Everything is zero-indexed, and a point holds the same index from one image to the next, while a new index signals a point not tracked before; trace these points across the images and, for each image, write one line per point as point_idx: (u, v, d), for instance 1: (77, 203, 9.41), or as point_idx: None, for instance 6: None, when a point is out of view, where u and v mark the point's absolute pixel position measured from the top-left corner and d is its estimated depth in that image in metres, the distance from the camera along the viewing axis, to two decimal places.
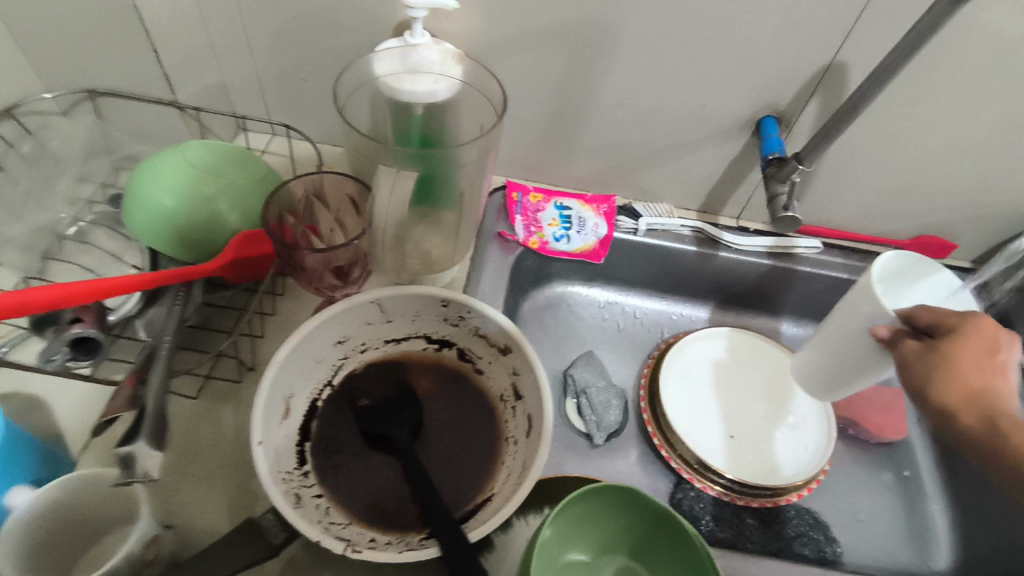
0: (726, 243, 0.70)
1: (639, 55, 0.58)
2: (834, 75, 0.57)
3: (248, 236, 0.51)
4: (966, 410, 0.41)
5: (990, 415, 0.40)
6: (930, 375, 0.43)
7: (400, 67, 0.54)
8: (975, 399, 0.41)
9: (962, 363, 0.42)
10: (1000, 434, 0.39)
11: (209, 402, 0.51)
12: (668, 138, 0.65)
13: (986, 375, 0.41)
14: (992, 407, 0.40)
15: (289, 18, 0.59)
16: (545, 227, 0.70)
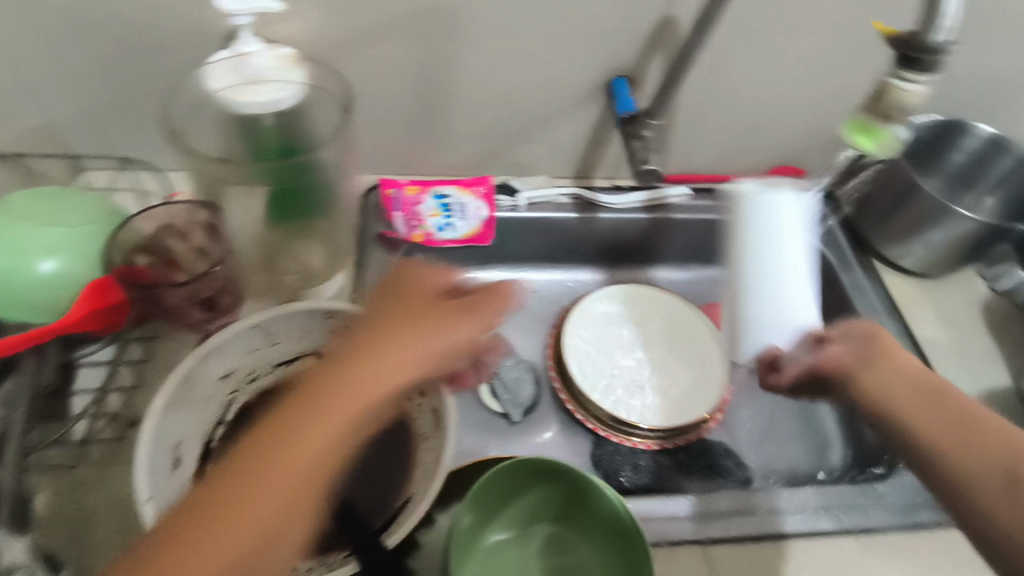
0: (603, 205, 0.73)
1: (485, 32, 0.58)
2: (668, 30, 0.60)
3: (95, 286, 0.47)
4: (894, 404, 0.45)
5: (926, 419, 0.44)
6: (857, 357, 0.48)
7: (239, 79, 0.50)
8: (921, 408, 0.44)
9: (867, 351, 0.48)
10: (984, 444, 0.41)
11: (91, 470, 0.47)
12: (529, 113, 0.66)
13: (905, 378, 0.46)
14: (931, 408, 0.44)
15: (104, 40, 0.54)
16: (426, 219, 0.69)
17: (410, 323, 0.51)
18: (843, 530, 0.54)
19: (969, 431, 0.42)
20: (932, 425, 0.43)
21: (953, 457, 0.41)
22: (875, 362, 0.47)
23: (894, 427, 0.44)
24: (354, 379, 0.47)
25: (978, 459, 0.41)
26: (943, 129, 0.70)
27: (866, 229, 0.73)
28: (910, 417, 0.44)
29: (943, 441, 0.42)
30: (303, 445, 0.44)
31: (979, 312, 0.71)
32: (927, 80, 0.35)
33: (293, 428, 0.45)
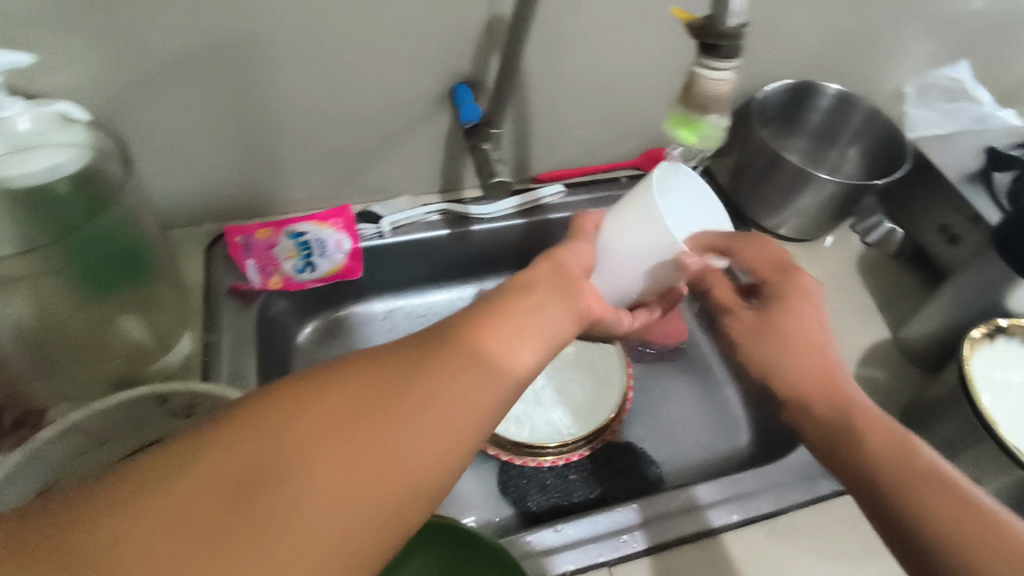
0: (476, 217, 0.69)
1: (300, 55, 0.53)
2: (500, 28, 0.56)
3: None
4: (865, 441, 0.39)
5: (883, 454, 0.38)
6: (772, 339, 0.44)
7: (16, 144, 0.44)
8: (890, 462, 0.38)
9: (783, 338, 0.43)
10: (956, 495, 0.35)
11: None
12: (375, 132, 0.62)
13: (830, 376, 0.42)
14: (907, 466, 0.37)
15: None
16: (283, 262, 0.63)
17: (525, 299, 0.36)
18: (754, 520, 0.52)
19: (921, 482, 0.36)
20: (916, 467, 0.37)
21: (939, 548, 0.34)
22: (800, 329, 0.43)
23: (864, 469, 0.38)
24: (546, 292, 0.38)
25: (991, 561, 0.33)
26: (795, 93, 0.70)
27: (742, 202, 0.73)
28: (884, 460, 0.38)
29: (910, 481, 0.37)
30: (443, 406, 0.29)
31: (856, 268, 0.72)
32: (729, 66, 0.34)
33: (436, 373, 0.30)
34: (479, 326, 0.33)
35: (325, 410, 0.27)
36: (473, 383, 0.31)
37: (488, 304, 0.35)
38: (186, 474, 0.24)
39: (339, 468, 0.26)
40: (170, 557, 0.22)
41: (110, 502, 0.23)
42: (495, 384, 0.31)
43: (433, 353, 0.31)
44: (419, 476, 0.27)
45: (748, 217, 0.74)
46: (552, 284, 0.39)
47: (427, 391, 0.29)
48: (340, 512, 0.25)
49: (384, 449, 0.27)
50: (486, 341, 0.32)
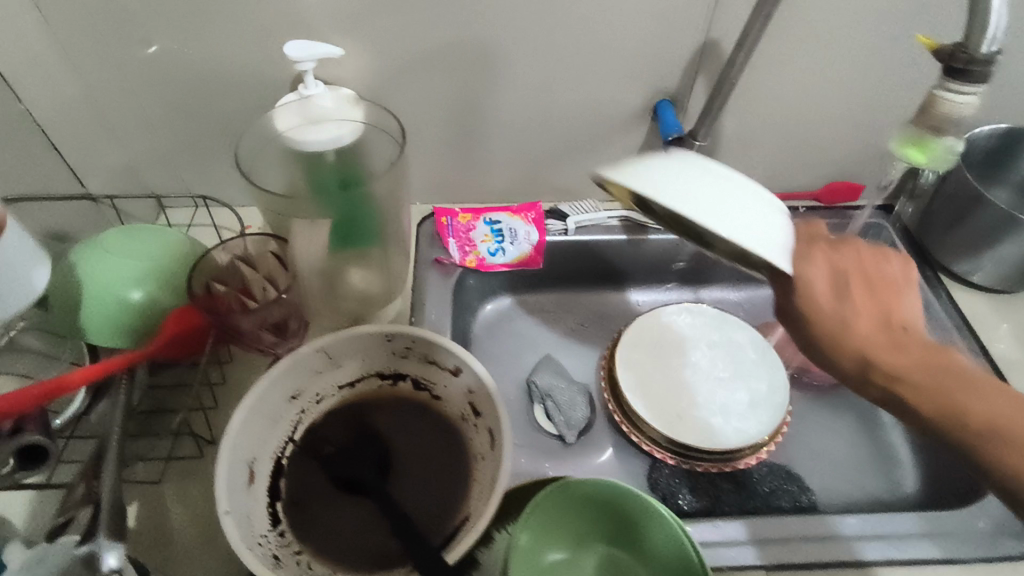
0: (653, 226, 0.73)
1: (528, 62, 0.61)
2: (710, 53, 0.61)
3: (181, 311, 0.52)
4: (920, 399, 0.39)
5: (949, 387, 0.39)
6: (832, 277, 0.40)
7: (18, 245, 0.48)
8: (991, 396, 0.38)
9: (869, 288, 0.40)
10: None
11: (176, 485, 0.51)
12: (575, 138, 0.68)
13: (885, 317, 0.40)
14: (999, 404, 0.37)
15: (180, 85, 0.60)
16: (479, 244, 0.72)
17: None
18: (922, 564, 0.51)
19: (1004, 433, 0.36)
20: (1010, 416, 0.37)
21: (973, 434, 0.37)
22: (824, 264, 0.41)
23: (889, 403, 0.40)
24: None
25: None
26: (1008, 139, 0.67)
27: (930, 245, 0.71)
28: (936, 390, 0.39)
29: (959, 419, 0.38)
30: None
31: None
32: (975, 89, 0.37)
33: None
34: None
35: None
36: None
37: None
38: None
39: None
40: None
41: None
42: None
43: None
44: None
45: (937, 261, 0.71)
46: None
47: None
48: None
49: None
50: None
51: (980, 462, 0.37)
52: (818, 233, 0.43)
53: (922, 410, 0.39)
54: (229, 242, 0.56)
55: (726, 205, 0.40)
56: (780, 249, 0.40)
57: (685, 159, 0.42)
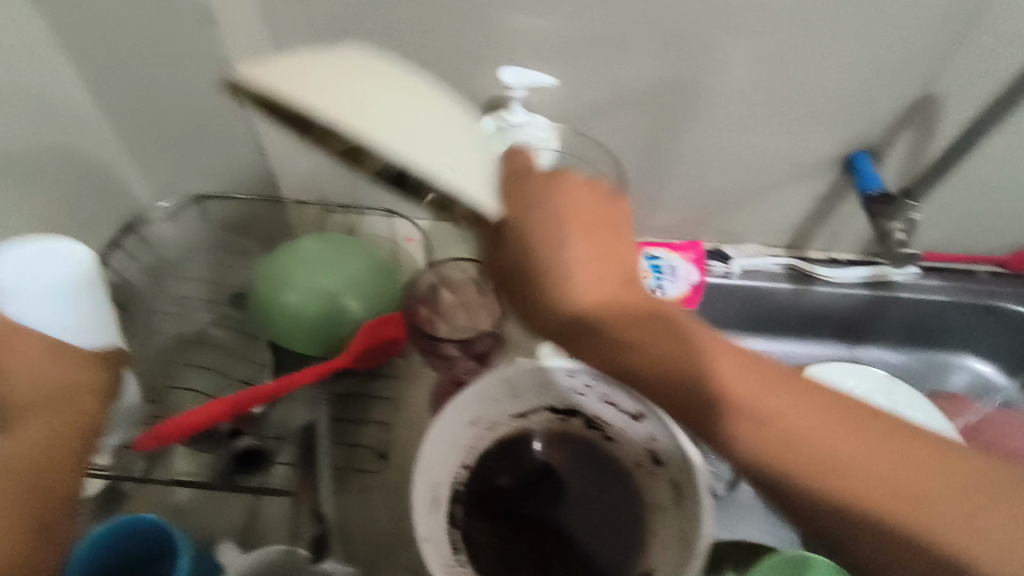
0: (820, 277, 0.70)
1: (727, 104, 0.59)
2: (924, 109, 0.58)
3: (377, 321, 0.52)
4: (800, 422, 0.35)
5: (782, 429, 0.35)
6: (595, 244, 0.40)
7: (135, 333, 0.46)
8: (904, 457, 0.34)
9: (617, 263, 0.41)
10: (974, 492, 0.33)
11: (356, 496, 0.51)
12: (753, 183, 0.66)
13: (653, 320, 0.39)
14: (943, 453, 0.34)
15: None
16: (638, 278, 0.70)
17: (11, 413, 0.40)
18: None
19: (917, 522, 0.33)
20: (923, 473, 0.34)
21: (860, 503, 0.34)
22: (600, 215, 0.41)
23: (778, 445, 0.35)
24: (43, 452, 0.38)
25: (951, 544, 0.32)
26: None
27: None
28: (767, 407, 0.36)
29: (813, 458, 0.35)
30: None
31: None
32: None
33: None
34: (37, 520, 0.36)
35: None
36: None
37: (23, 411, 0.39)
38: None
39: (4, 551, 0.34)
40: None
41: None
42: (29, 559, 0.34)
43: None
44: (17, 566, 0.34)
45: None
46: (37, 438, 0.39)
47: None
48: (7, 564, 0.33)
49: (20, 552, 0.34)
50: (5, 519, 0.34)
51: (844, 507, 0.34)
52: (524, 163, 0.42)
53: (795, 462, 0.35)
54: (440, 266, 0.55)
55: (411, 127, 0.35)
56: (484, 180, 0.38)
57: (362, 65, 0.37)
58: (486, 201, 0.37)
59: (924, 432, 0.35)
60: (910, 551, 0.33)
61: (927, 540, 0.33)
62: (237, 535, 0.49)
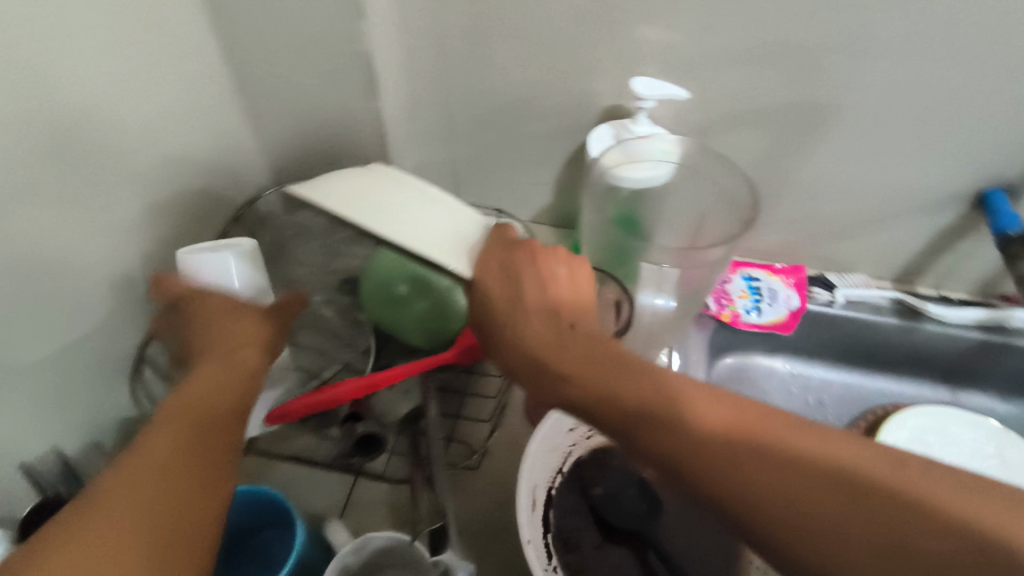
0: (931, 316, 0.66)
1: (858, 128, 0.57)
2: None
3: None
4: (714, 426, 0.31)
5: (752, 427, 0.30)
6: (500, 275, 0.44)
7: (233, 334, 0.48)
8: (892, 471, 0.27)
9: (508, 284, 0.43)
10: (989, 505, 0.26)
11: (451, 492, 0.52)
12: (871, 211, 0.64)
13: (596, 351, 0.37)
14: (857, 470, 0.28)
15: (495, 104, 0.61)
16: (735, 299, 0.70)
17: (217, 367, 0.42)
18: None
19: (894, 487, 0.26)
20: (931, 486, 0.26)
21: (841, 473, 0.27)
22: (578, 284, 0.44)
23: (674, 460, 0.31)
24: (212, 387, 0.39)
25: (951, 506, 0.26)
26: None
27: None
28: (604, 386, 0.35)
29: (790, 465, 0.28)
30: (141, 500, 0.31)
31: None
32: None
33: (93, 523, 0.29)
34: (193, 442, 0.35)
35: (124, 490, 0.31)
36: (142, 508, 0.30)
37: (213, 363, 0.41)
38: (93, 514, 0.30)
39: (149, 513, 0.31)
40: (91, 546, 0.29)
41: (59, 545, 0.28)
42: (180, 474, 0.33)
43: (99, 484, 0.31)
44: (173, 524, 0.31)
45: None
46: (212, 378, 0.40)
47: (114, 542, 0.29)
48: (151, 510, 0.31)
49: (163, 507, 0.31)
50: (162, 437, 0.34)
51: (826, 549, 0.26)
52: (506, 237, 0.46)
53: (761, 439, 0.30)
54: None
55: (420, 219, 0.46)
56: (450, 249, 0.46)
57: (400, 180, 0.49)
58: (457, 262, 0.45)
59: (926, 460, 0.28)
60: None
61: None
62: (340, 514, 0.51)
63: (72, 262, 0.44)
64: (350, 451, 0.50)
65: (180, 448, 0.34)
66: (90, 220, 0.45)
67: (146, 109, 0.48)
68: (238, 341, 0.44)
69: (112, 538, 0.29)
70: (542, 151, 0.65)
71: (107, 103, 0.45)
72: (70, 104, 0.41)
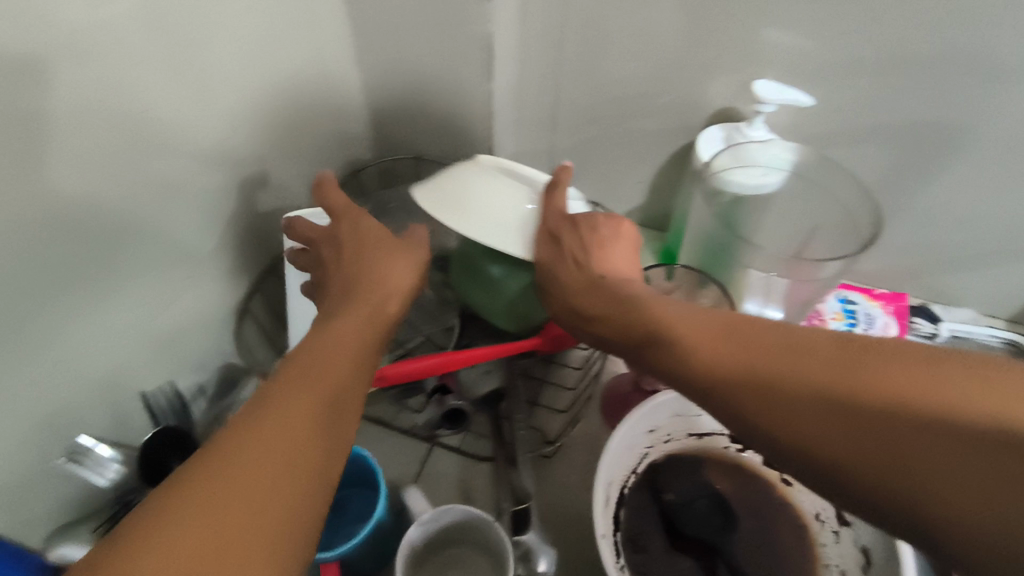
0: None
1: (993, 155, 0.54)
2: None
3: None
4: (727, 358, 0.34)
5: (752, 351, 0.33)
6: (549, 239, 0.47)
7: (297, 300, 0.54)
8: (881, 370, 0.29)
9: (554, 249, 0.46)
10: (975, 387, 0.27)
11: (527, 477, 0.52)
12: (992, 245, 0.60)
13: (627, 294, 0.42)
14: (856, 374, 0.30)
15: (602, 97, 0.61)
16: (827, 320, 0.65)
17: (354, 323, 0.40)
18: None
19: (890, 387, 0.28)
20: (931, 383, 0.28)
21: (841, 383, 0.30)
22: (621, 243, 0.49)
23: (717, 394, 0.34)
24: (352, 352, 0.38)
25: (943, 396, 0.27)
26: None
27: None
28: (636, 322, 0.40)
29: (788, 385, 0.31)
30: (286, 458, 0.29)
31: None
32: None
33: (242, 471, 0.28)
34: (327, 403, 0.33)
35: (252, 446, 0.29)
36: (283, 468, 0.29)
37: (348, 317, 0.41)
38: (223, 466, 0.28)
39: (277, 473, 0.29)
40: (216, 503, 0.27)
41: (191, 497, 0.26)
42: (320, 439, 0.31)
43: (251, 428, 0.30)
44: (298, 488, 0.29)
45: None
46: (353, 340, 0.38)
47: (255, 496, 0.27)
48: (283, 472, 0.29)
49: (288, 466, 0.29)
50: (301, 393, 0.33)
51: (828, 457, 0.29)
52: (562, 209, 0.47)
53: (770, 361, 0.32)
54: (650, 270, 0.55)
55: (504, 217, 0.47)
56: (513, 230, 0.47)
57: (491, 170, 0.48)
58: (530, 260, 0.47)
59: (922, 347, 0.30)
60: (902, 500, 0.27)
61: (940, 485, 0.26)
62: (413, 480, 0.53)
63: (194, 203, 0.47)
64: (435, 423, 0.52)
65: (323, 410, 0.33)
66: (215, 169, 0.48)
67: (274, 74, 0.51)
68: (380, 303, 0.43)
69: (253, 491, 0.27)
70: (643, 149, 0.64)
71: (243, 64, 0.47)
72: (212, 62, 0.45)
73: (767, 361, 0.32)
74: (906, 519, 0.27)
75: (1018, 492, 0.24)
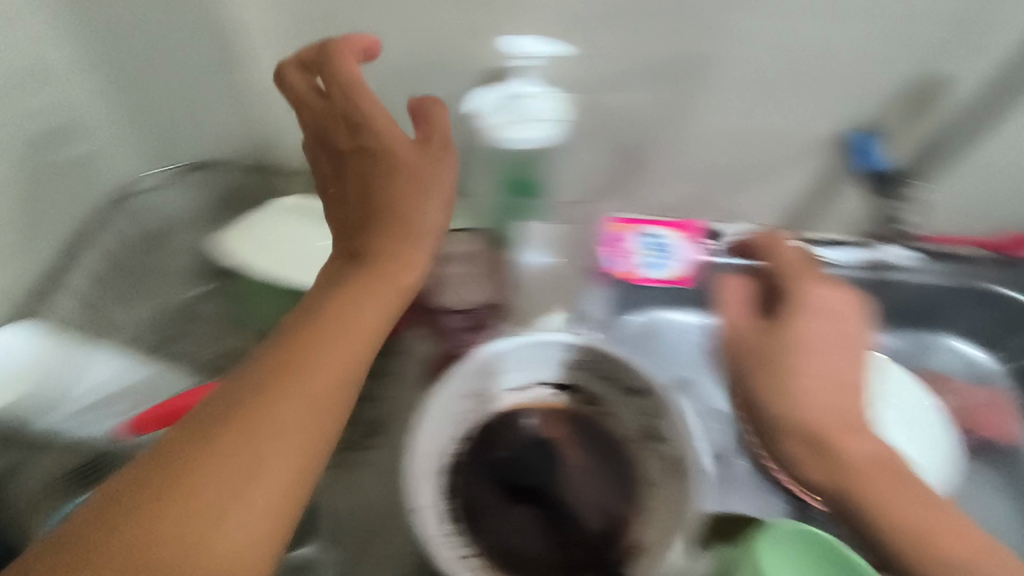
0: (817, 258, 0.69)
1: (728, 82, 0.60)
2: (919, 86, 0.58)
3: None
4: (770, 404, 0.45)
5: (823, 421, 0.44)
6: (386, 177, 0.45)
7: (21, 367, 0.53)
8: (842, 456, 0.43)
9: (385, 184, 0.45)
10: (893, 479, 0.43)
11: None
12: (751, 161, 0.67)
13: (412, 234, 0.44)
14: (842, 439, 0.43)
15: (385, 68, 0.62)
16: (635, 254, 0.71)
17: (359, 299, 0.41)
18: None
19: (868, 475, 0.43)
20: (879, 481, 0.43)
21: (841, 467, 0.43)
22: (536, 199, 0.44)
23: (757, 420, 0.46)
24: (349, 335, 0.39)
25: (885, 498, 0.43)
26: None
27: None
28: (764, 349, 0.46)
29: (813, 433, 0.43)
30: (250, 477, 0.33)
31: None
32: None
33: (164, 512, 0.30)
34: (320, 428, 0.36)
35: (208, 461, 0.32)
36: (231, 478, 0.32)
37: (349, 288, 0.41)
38: (149, 513, 0.30)
39: (217, 491, 0.32)
40: (169, 526, 0.30)
41: (117, 527, 0.30)
42: (293, 453, 0.34)
43: (193, 458, 0.32)
44: (237, 523, 0.32)
45: None
46: (346, 323, 0.39)
47: (189, 524, 0.31)
48: (240, 488, 0.32)
49: (241, 475, 0.32)
50: (281, 406, 0.35)
51: (823, 486, 0.44)
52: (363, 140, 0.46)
53: (823, 423, 0.44)
54: None
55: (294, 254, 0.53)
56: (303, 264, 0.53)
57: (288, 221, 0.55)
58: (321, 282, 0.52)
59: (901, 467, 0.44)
60: (863, 523, 0.43)
61: (868, 521, 0.43)
62: None
63: None
64: None
65: (300, 416, 0.35)
66: None
67: None
68: (399, 266, 0.43)
69: (188, 519, 0.31)
70: None
71: None
72: None
73: (773, 383, 0.45)
74: (853, 527, 0.44)
75: (904, 533, 0.42)
